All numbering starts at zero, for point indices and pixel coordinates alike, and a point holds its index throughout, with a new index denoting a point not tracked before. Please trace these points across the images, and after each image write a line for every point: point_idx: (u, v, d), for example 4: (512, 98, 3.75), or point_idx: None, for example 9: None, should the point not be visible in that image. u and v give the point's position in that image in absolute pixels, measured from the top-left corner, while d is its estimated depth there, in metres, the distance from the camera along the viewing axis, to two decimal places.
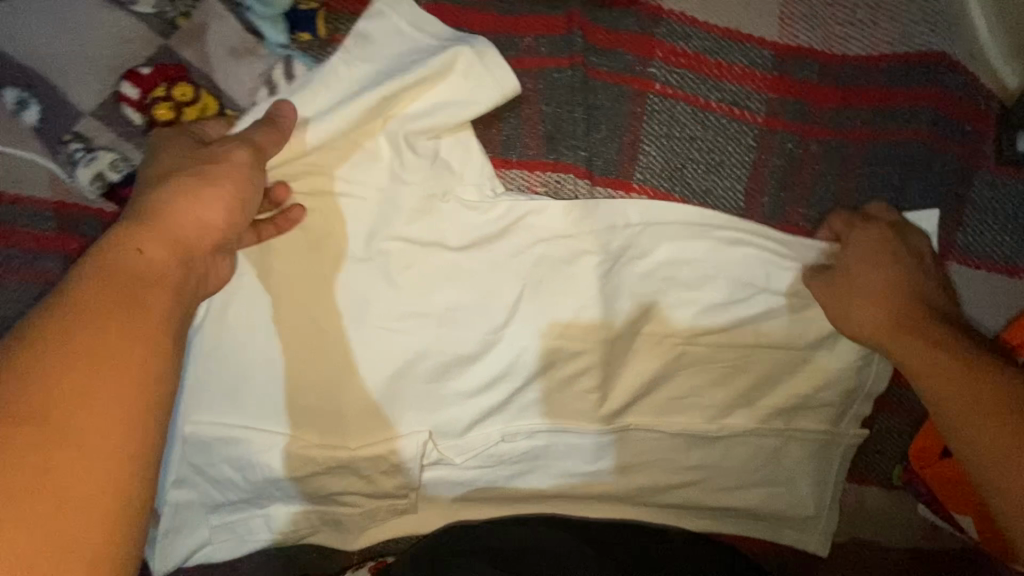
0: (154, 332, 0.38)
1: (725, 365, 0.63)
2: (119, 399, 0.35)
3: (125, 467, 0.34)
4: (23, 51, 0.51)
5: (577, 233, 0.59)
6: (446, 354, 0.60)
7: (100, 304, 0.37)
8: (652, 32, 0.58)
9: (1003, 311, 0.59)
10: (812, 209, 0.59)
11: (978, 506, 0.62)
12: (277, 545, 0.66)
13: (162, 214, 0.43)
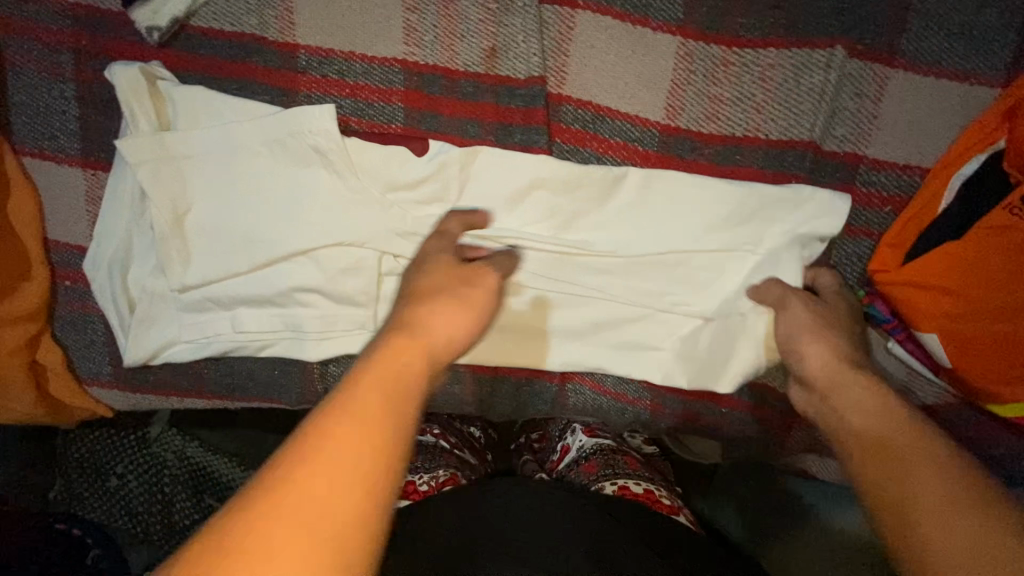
0: (378, 404, 0.41)
1: (673, 177, 0.64)
2: (351, 458, 0.38)
3: (373, 474, 0.38)
4: None
5: (525, 44, 0.64)
6: (395, 166, 0.64)
7: (383, 394, 0.41)
8: None
9: (945, 116, 0.62)
10: (750, 19, 0.62)
11: (944, 317, 0.60)
12: (237, 356, 0.69)
13: (421, 325, 0.49)
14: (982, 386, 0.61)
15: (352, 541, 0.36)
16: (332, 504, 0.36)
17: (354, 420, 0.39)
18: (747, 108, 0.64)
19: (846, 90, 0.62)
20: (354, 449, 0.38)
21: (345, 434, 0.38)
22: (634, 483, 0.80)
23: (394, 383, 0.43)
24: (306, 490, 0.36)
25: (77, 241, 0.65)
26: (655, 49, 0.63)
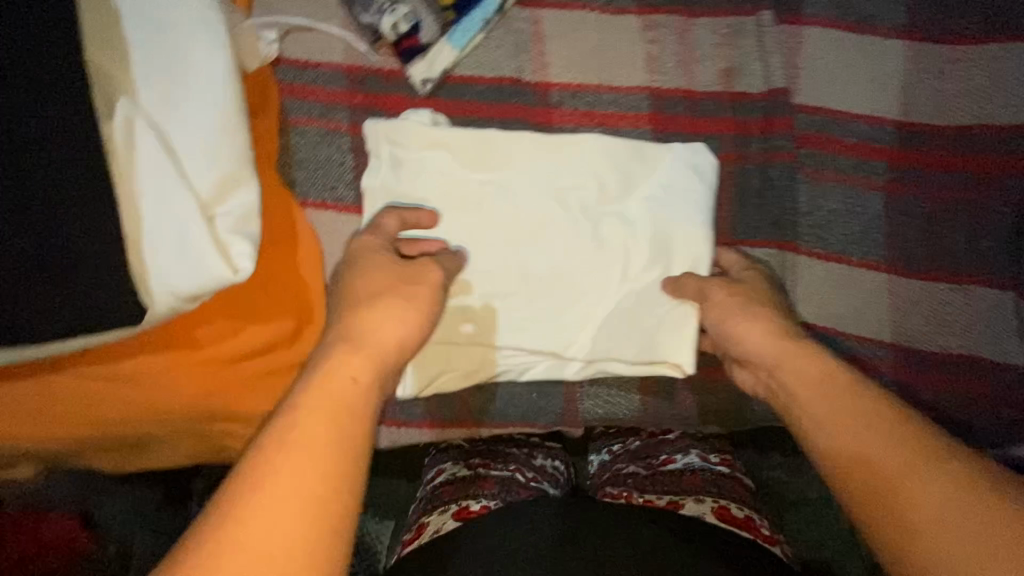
0: (320, 432, 0.45)
1: (907, 173, 0.69)
2: (300, 495, 0.41)
3: (334, 513, 0.42)
4: None
5: (757, 62, 0.69)
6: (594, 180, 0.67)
7: (319, 420, 0.45)
8: None
9: None
10: (968, 23, 0.68)
11: None
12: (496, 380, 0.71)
13: (360, 337, 0.53)
14: None
15: (330, 552, 0.41)
16: (289, 503, 0.41)
17: (295, 447, 0.44)
18: (975, 102, 0.68)
19: None
20: (309, 478, 0.42)
21: (297, 460, 0.43)
22: (735, 506, 0.70)
23: (335, 402, 0.47)
24: (287, 494, 0.41)
25: None
26: (883, 53, 0.68)
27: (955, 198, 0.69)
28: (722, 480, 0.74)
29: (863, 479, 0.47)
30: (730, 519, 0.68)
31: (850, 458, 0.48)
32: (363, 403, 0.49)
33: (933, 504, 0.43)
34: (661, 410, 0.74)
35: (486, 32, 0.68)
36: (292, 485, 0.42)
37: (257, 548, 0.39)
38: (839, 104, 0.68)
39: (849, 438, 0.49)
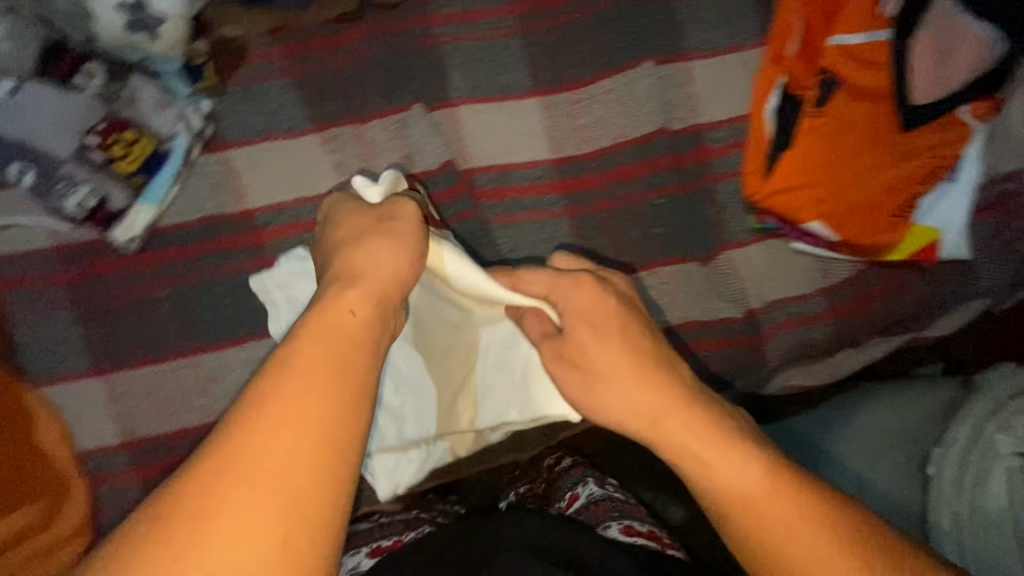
0: (317, 383, 0.39)
1: (577, 195, 0.82)
2: (288, 458, 0.37)
3: (328, 472, 0.38)
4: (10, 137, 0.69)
5: (426, 143, 0.81)
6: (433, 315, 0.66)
7: (314, 360, 0.41)
8: (428, 5, 0.82)
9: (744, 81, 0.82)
10: (581, 67, 0.82)
11: (816, 204, 0.79)
12: None
13: (360, 269, 0.49)
14: (863, 241, 0.81)
15: (326, 516, 0.37)
16: (279, 465, 0.37)
17: (276, 403, 0.38)
18: (607, 127, 0.82)
19: (668, 87, 0.83)
20: (297, 438, 0.37)
21: (261, 445, 0.37)
22: (638, 523, 0.76)
23: (335, 345, 0.42)
24: (296, 460, 0.37)
25: (110, 441, 0.71)
26: (522, 111, 0.82)
27: (621, 204, 0.83)
28: (623, 505, 0.80)
29: (741, 517, 0.48)
30: (635, 533, 0.74)
31: (727, 502, 0.48)
32: (362, 355, 0.43)
33: (783, 528, 0.46)
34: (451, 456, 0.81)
35: (180, 183, 0.76)
36: (266, 451, 0.37)
37: (187, 547, 0.34)
38: (503, 159, 0.82)
39: (733, 485, 0.48)
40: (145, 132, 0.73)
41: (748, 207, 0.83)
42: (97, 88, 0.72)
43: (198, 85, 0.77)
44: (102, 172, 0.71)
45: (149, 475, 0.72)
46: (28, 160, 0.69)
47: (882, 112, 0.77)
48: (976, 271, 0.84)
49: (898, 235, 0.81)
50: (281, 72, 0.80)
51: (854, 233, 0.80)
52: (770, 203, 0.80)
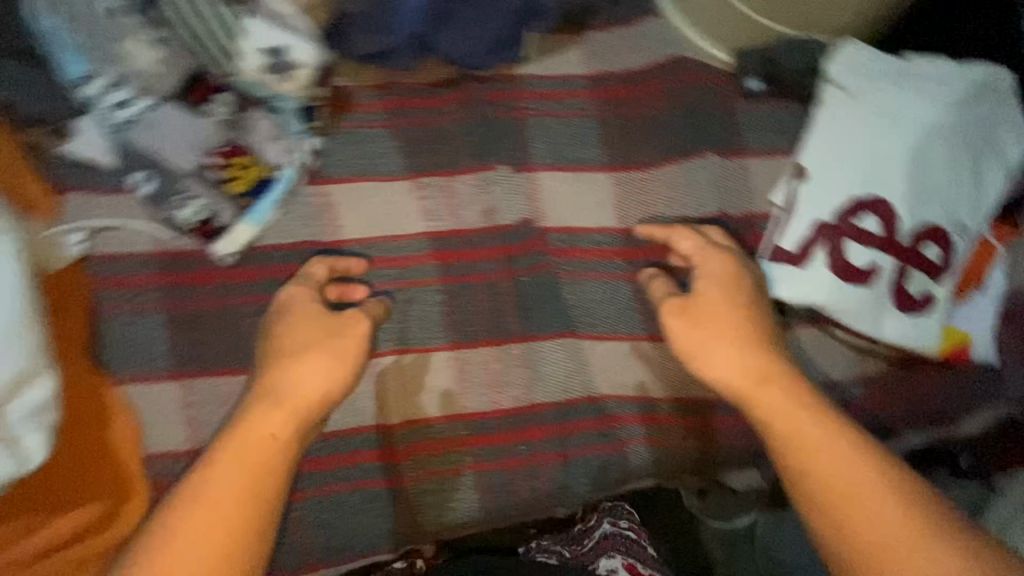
0: (801, 417, 0.64)
1: (642, 261, 0.89)
2: (850, 466, 0.60)
3: (885, 476, 0.59)
4: (138, 149, 0.75)
5: (506, 199, 0.88)
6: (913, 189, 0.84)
7: (787, 429, 0.64)
8: (516, 84, 0.94)
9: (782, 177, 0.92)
10: (651, 150, 0.92)
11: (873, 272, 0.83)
12: (338, 498, 0.79)
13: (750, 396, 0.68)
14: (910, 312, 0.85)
15: (262, 490, 0.59)
16: (852, 478, 0.59)
17: (827, 462, 0.61)
18: (672, 205, 0.90)
19: (726, 178, 0.91)
20: (834, 458, 0.61)
21: (713, 369, 0.70)
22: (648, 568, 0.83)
23: (781, 409, 0.65)
24: (298, 371, 0.66)
25: (175, 447, 0.72)
26: (596, 180, 0.90)
27: (680, 273, 0.88)
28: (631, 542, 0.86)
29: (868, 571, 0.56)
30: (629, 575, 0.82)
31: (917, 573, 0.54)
32: (788, 389, 0.66)
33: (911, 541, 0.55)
34: (497, 503, 0.82)
35: (282, 209, 0.82)
36: (834, 454, 0.61)
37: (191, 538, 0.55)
38: (575, 219, 0.89)
39: (901, 544, 0.55)
40: (253, 158, 0.79)
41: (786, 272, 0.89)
42: (223, 115, 0.78)
43: (312, 126, 0.85)
44: (214, 192, 0.77)
45: None
46: (152, 171, 0.75)
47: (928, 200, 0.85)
48: None
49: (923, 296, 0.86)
50: (379, 122, 0.90)
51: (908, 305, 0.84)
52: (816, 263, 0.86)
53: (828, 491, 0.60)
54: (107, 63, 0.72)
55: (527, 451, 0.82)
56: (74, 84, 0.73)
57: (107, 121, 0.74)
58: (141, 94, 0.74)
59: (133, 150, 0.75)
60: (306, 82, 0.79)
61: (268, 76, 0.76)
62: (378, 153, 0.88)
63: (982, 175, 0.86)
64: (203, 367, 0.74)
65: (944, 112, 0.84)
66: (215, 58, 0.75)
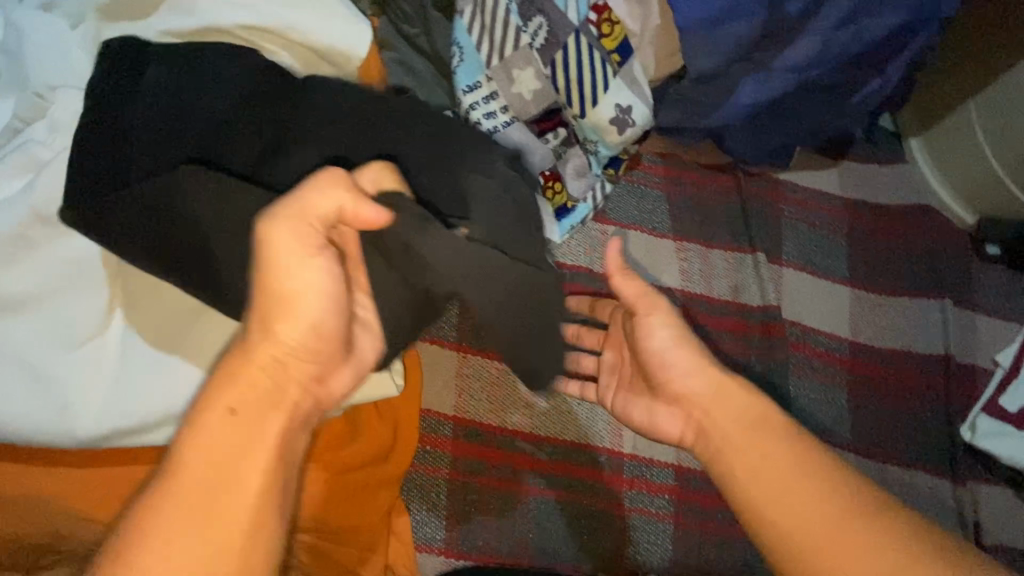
0: (780, 445, 0.55)
1: (863, 376, 0.94)
2: (775, 446, 0.55)
3: (831, 496, 0.51)
4: (488, 153, 0.87)
5: (754, 283, 0.96)
6: None
7: (726, 427, 0.58)
8: (779, 187, 1.04)
9: (1009, 339, 0.97)
10: (890, 279, 0.99)
11: None
12: (563, 508, 0.79)
13: (713, 435, 0.58)
14: None
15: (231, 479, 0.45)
16: (801, 491, 0.52)
17: (767, 461, 0.54)
18: (901, 334, 0.96)
19: (957, 326, 0.97)
20: (794, 462, 0.54)
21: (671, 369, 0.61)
22: None
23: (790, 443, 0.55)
24: (290, 339, 0.49)
25: (443, 410, 0.80)
26: (835, 290, 0.98)
27: (896, 400, 0.94)
28: None
29: None
30: None
31: None
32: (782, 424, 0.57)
33: None
34: (690, 563, 0.83)
35: (568, 235, 0.93)
36: (764, 456, 0.55)
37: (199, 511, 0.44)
38: (811, 318, 0.96)
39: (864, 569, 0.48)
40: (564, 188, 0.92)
41: (985, 430, 0.91)
42: (554, 147, 0.91)
43: (609, 172, 0.96)
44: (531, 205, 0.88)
45: (461, 454, 0.79)
46: None
47: None
48: None
49: None
50: (658, 185, 1.01)
51: None
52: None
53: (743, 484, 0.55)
54: (494, 80, 0.86)
55: (722, 517, 0.85)
56: (461, 87, 0.86)
57: (472, 122, 0.87)
58: (508, 111, 0.87)
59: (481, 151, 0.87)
60: (630, 139, 0.92)
61: (609, 126, 0.89)
62: (652, 208, 0.99)
63: None
64: (481, 349, 0.84)
65: None
66: (575, 100, 0.87)
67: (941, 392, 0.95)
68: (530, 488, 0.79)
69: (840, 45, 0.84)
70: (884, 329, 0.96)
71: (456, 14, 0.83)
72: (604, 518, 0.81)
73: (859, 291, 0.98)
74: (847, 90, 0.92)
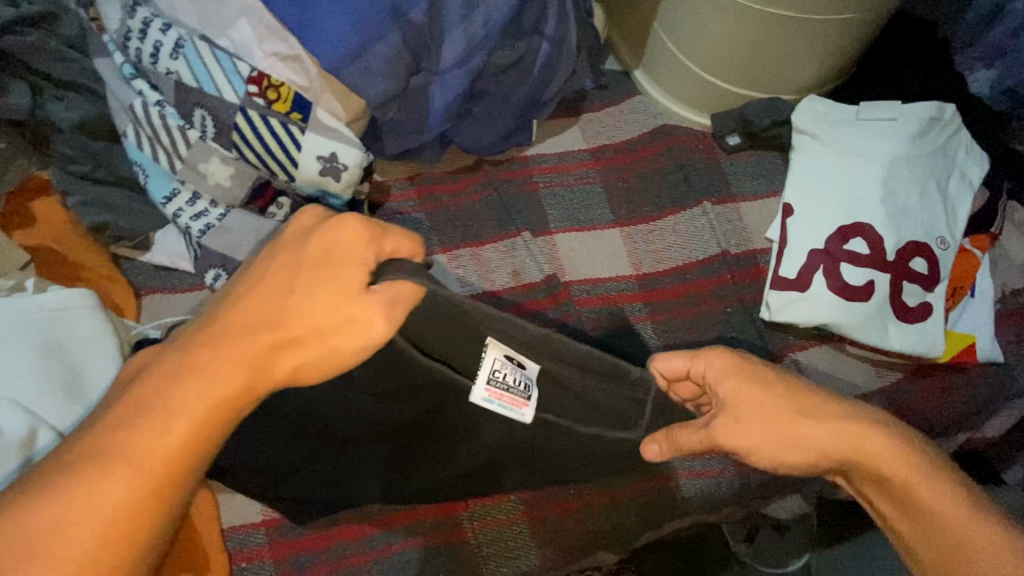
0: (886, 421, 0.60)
1: (660, 302, 0.98)
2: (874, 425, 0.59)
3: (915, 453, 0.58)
4: (213, 249, 0.85)
5: (532, 262, 0.99)
6: (885, 202, 0.94)
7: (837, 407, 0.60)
8: (529, 164, 1.08)
9: (770, 213, 1.04)
10: (654, 206, 1.05)
11: (865, 287, 0.91)
12: (407, 558, 0.79)
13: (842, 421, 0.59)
14: (906, 321, 0.91)
15: (183, 482, 0.45)
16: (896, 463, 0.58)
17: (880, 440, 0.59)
18: (678, 249, 1.01)
19: (723, 222, 1.03)
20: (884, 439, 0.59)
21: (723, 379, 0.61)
22: None
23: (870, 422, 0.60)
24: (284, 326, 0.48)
25: (250, 519, 0.78)
26: (606, 236, 1.03)
27: (695, 309, 0.98)
28: None
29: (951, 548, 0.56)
30: None
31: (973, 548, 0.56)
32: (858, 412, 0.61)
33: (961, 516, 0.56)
34: (558, 552, 0.83)
35: None
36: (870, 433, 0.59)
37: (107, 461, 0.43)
38: (594, 270, 1.00)
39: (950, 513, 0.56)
40: None
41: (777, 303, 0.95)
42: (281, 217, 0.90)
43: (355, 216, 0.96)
44: None
45: (282, 554, 0.77)
46: (222, 268, 0.85)
47: (903, 214, 0.94)
48: (1017, 374, 0.94)
49: (922, 312, 0.92)
50: (415, 208, 1.03)
51: (903, 313, 0.91)
52: (809, 285, 0.93)
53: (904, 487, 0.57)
54: (189, 181, 0.86)
55: (574, 494, 0.85)
56: (160, 200, 0.86)
57: (185, 228, 0.86)
58: (216, 204, 0.87)
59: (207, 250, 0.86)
60: (354, 180, 0.91)
61: (322, 177, 0.90)
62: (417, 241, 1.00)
63: (950, 196, 0.97)
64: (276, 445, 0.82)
65: (900, 142, 0.96)
66: (277, 167, 0.88)
67: (734, 285, 0.99)
68: (370, 551, 0.78)
69: (483, 26, 0.87)
70: (661, 252, 1.01)
71: (122, 137, 0.84)
72: (452, 551, 0.80)
73: (630, 229, 1.03)
74: (527, 62, 0.97)
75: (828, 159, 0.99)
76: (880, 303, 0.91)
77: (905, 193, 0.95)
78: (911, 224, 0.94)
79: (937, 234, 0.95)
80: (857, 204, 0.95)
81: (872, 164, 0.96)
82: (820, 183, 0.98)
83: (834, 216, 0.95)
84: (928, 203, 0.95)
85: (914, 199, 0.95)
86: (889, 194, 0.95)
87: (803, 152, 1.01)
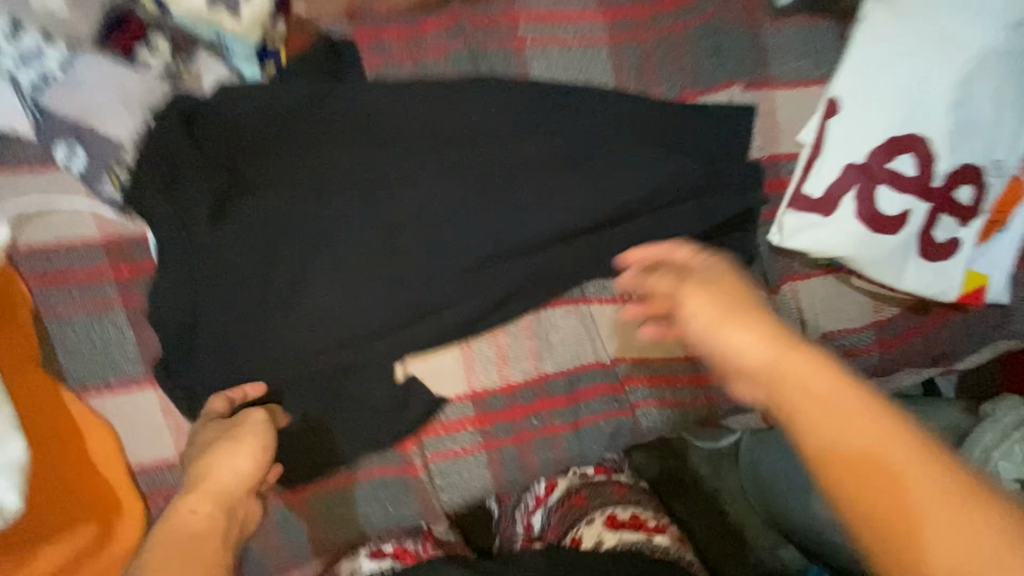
0: (829, 392, 0.41)
1: None
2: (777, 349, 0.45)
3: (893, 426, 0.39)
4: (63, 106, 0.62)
5: None
6: (952, 112, 0.76)
7: (767, 364, 0.45)
8: (512, 7, 0.79)
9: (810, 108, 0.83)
10: (669, 84, 0.81)
11: (894, 219, 0.77)
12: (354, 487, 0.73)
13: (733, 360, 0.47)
14: (927, 259, 0.80)
15: None
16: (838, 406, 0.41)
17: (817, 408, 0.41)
18: None
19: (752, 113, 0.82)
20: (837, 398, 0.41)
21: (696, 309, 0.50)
22: (621, 511, 0.80)
23: (788, 379, 0.43)
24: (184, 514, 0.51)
25: (162, 455, 0.65)
26: None
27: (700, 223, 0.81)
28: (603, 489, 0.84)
29: (847, 484, 0.39)
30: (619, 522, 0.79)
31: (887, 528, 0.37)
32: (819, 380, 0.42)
33: (888, 482, 0.38)
34: (512, 480, 0.79)
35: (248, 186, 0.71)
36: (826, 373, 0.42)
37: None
38: None
39: (833, 444, 0.40)
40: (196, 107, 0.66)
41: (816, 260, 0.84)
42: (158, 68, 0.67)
43: (267, 70, 0.71)
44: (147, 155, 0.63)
45: None
46: (76, 142, 0.63)
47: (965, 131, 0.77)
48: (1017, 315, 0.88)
49: (946, 250, 0.81)
50: (362, 58, 0.75)
51: (928, 249, 0.80)
52: (829, 212, 0.78)
53: (838, 433, 0.40)
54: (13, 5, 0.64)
55: (539, 424, 0.79)
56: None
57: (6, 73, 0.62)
58: (52, 41, 0.64)
59: (48, 112, 0.62)
60: (261, 19, 0.69)
61: (211, 10, 0.68)
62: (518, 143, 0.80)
63: None
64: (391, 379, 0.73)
65: (996, 28, 0.74)
66: None
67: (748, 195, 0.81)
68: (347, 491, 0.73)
69: None
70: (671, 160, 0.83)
71: None
72: (401, 486, 0.73)
73: None
74: None
75: (902, 42, 0.76)
76: (908, 239, 0.79)
77: (979, 99, 0.76)
78: (974, 141, 0.77)
79: (998, 155, 0.79)
80: (919, 111, 0.76)
81: (951, 55, 0.75)
82: (884, 74, 0.76)
83: (887, 122, 0.76)
84: (1001, 114, 0.77)
85: (985, 109, 0.76)
86: (961, 101, 0.76)
87: (871, 28, 0.77)
